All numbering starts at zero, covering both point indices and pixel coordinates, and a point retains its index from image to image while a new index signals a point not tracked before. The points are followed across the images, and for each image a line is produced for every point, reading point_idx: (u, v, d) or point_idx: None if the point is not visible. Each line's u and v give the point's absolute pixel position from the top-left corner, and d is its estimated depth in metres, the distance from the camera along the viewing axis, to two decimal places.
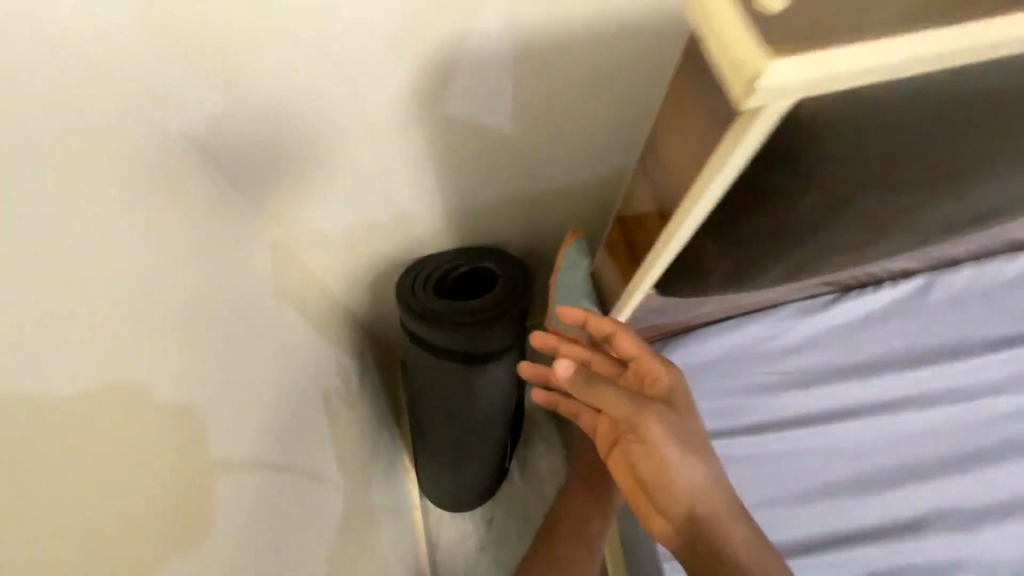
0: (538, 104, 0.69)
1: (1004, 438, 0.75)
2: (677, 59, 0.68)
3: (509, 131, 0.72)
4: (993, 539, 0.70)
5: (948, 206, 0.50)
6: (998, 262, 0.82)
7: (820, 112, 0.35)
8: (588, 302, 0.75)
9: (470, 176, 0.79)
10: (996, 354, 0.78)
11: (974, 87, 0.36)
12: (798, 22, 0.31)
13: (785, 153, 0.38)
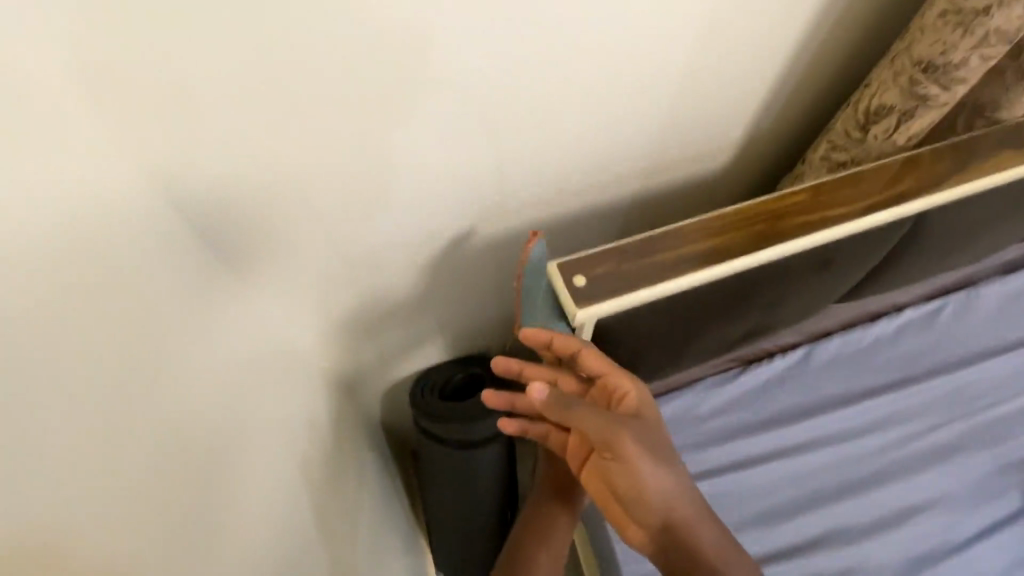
0: (518, 188, 0.72)
1: (912, 452, 0.98)
2: (635, 145, 0.74)
3: (485, 230, 0.77)
4: (918, 531, 0.92)
5: (786, 310, 0.72)
6: (859, 330, 1.07)
7: (635, 312, 0.62)
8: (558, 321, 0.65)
9: (455, 272, 0.84)
10: (886, 395, 1.02)
11: (743, 276, 0.62)
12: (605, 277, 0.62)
13: (630, 318, 0.63)
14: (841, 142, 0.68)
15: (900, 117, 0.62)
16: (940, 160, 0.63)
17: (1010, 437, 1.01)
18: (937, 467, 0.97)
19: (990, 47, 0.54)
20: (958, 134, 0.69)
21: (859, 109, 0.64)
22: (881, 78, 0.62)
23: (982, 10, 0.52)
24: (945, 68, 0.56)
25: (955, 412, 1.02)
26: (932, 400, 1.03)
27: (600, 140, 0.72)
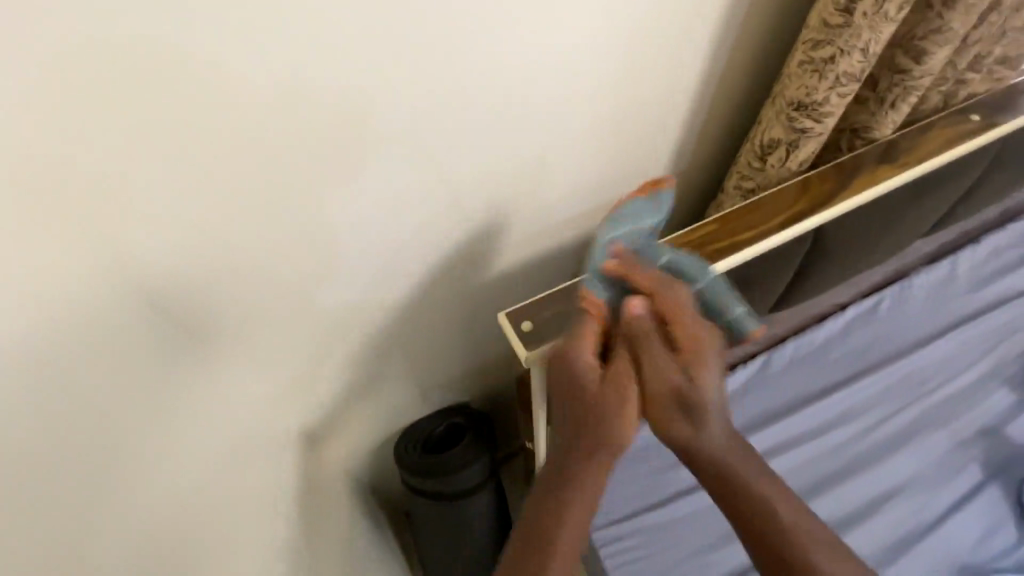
0: (459, 244, 0.79)
1: (879, 439, 1.03)
2: (559, 191, 0.81)
3: (435, 282, 0.82)
4: (897, 516, 0.95)
5: None
6: (809, 332, 1.13)
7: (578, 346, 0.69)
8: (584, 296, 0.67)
9: (419, 327, 0.88)
10: (843, 389, 1.07)
11: None
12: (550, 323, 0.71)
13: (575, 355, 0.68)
14: (743, 173, 0.74)
15: (785, 149, 0.67)
16: (823, 183, 0.69)
17: (964, 413, 1.06)
18: (901, 452, 1.01)
19: (845, 90, 0.60)
20: (842, 154, 0.74)
21: (753, 143, 0.70)
22: (766, 119, 0.68)
23: (829, 60, 0.58)
24: (811, 109, 0.62)
25: (909, 396, 1.07)
26: (885, 388, 1.08)
27: (528, 185, 0.78)
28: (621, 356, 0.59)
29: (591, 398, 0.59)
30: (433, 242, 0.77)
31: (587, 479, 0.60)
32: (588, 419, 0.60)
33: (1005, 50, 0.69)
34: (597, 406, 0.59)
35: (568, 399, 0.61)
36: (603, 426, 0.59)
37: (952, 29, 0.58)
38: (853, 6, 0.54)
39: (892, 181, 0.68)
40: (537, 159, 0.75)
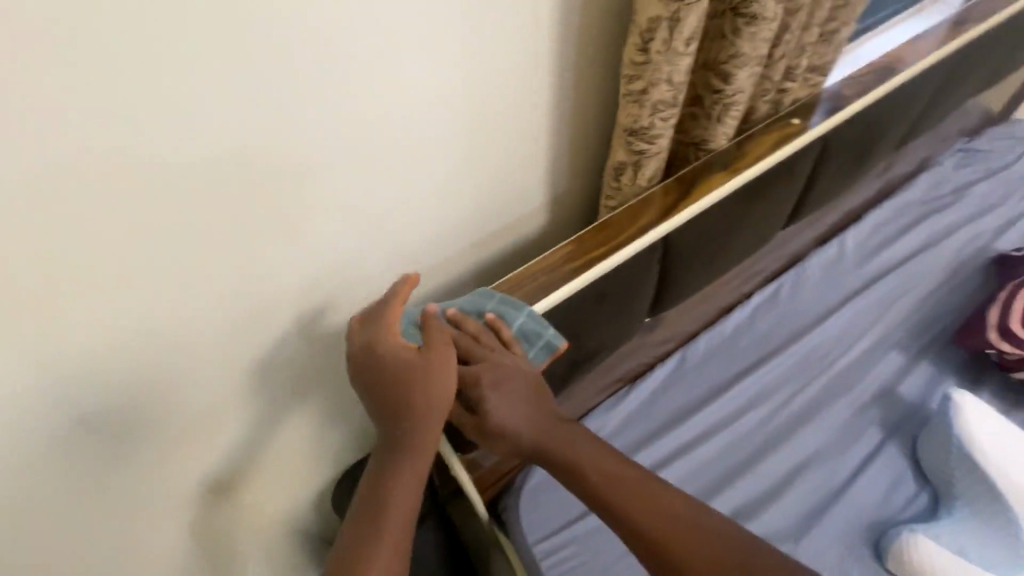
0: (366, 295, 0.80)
1: (791, 416, 1.09)
2: (459, 228, 0.83)
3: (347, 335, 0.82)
4: (812, 484, 1.01)
5: (614, 329, 0.83)
6: (718, 325, 1.21)
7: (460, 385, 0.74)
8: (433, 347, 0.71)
9: (341, 380, 0.87)
10: (755, 373, 1.14)
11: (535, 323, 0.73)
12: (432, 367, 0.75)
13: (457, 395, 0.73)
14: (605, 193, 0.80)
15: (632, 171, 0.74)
16: (670, 194, 0.76)
17: (861, 379, 1.14)
18: (808, 424, 1.08)
19: (665, 114, 0.68)
20: (689, 163, 0.81)
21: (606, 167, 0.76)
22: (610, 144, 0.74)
23: (643, 92, 0.65)
24: (641, 133, 0.69)
25: (811, 371, 1.14)
26: (790, 367, 1.15)
27: (429, 229, 0.79)
28: (434, 326, 0.63)
29: (399, 372, 0.61)
30: (339, 298, 0.76)
31: (416, 455, 0.61)
32: (398, 391, 0.60)
33: (810, 60, 0.79)
34: (407, 381, 0.60)
35: (367, 380, 0.62)
36: (427, 396, 0.60)
37: (742, 52, 0.66)
38: (648, 45, 0.61)
39: (728, 184, 0.76)
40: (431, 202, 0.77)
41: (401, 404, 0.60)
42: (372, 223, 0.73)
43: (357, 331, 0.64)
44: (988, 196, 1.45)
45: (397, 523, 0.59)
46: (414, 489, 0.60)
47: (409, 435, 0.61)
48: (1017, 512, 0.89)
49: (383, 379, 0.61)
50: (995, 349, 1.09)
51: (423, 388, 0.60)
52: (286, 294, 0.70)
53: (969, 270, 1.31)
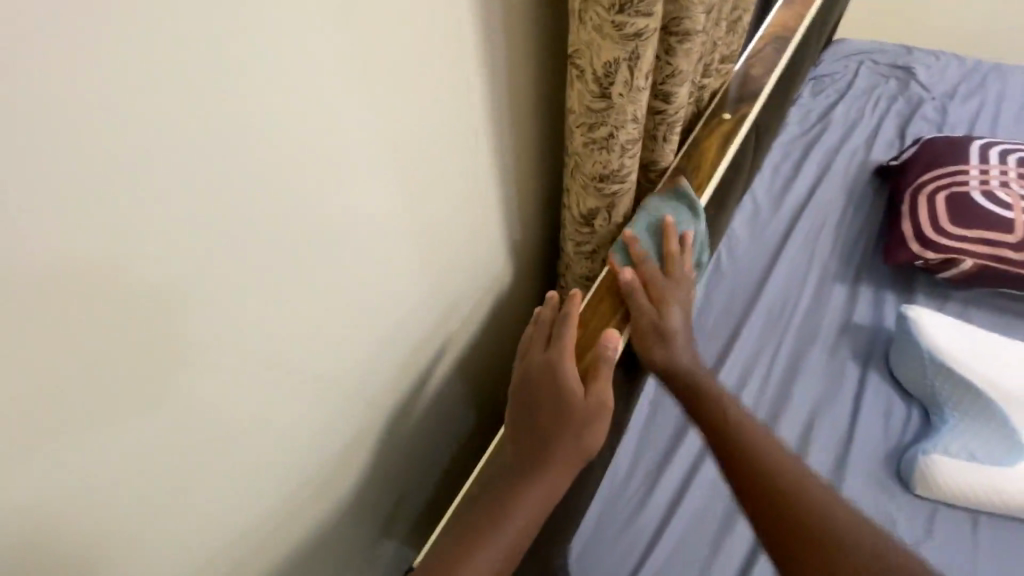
0: (310, 428, 0.65)
1: (780, 379, 1.11)
2: (391, 315, 0.71)
3: (293, 482, 0.66)
4: (825, 439, 1.03)
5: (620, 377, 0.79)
6: None
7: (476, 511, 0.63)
8: (513, 437, 0.67)
9: (298, 528, 0.71)
10: (736, 350, 1.14)
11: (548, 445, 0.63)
12: (465, 509, 0.65)
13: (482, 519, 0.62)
14: (578, 239, 0.76)
15: (606, 213, 0.71)
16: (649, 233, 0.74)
17: (822, 321, 1.19)
18: (796, 384, 1.10)
19: (633, 152, 0.64)
20: (647, 187, 0.79)
21: (574, 215, 0.73)
22: (575, 193, 0.70)
23: (610, 136, 0.60)
24: (612, 177, 0.65)
25: (779, 328, 1.18)
26: (760, 331, 1.18)
27: (359, 330, 0.66)
28: (607, 367, 0.65)
29: (564, 404, 0.64)
30: (276, 445, 0.61)
31: (546, 481, 0.62)
32: (559, 421, 0.63)
33: (723, 51, 0.77)
34: (567, 412, 0.63)
35: (533, 392, 0.66)
36: (585, 435, 0.63)
37: (681, 70, 0.62)
38: (608, 90, 0.57)
39: (699, 203, 0.74)
40: (359, 300, 0.63)
41: (556, 431, 0.63)
42: (310, 353, 0.60)
43: (540, 346, 0.69)
44: (848, 114, 1.58)
45: (511, 532, 0.60)
46: (538, 506, 0.62)
47: (546, 464, 0.63)
48: (994, 400, 0.98)
49: (544, 403, 0.65)
50: (920, 259, 1.15)
51: (576, 425, 0.63)
52: (253, 475, 0.59)
53: (862, 186, 1.41)
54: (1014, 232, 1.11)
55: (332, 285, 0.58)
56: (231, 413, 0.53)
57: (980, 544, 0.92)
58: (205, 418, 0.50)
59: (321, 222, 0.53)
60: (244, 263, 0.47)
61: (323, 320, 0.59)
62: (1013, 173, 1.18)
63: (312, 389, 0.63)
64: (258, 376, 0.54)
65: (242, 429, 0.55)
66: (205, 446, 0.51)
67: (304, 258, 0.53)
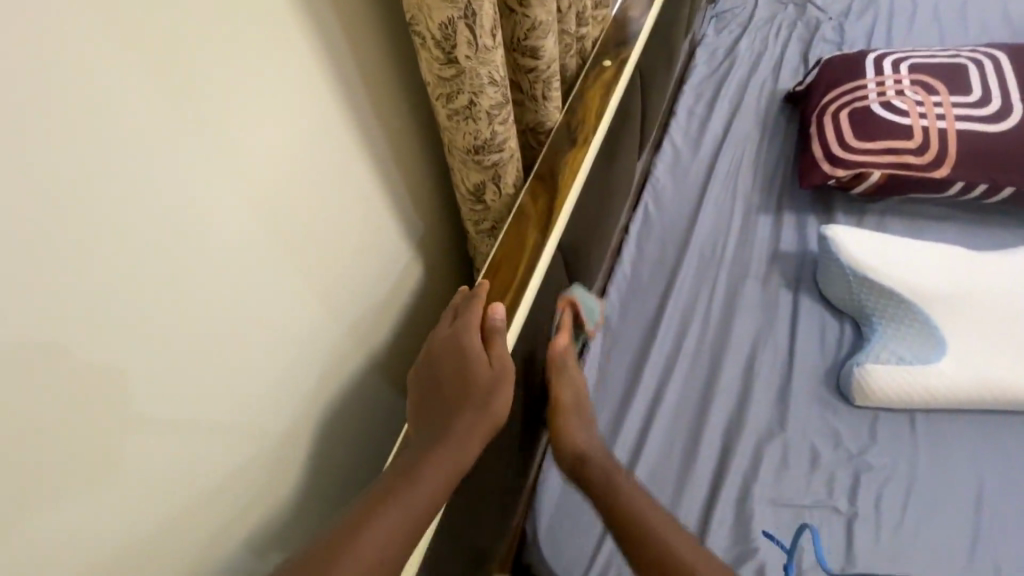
0: (219, 457, 0.61)
1: (718, 318, 1.13)
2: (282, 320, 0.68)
3: (215, 522, 0.62)
4: (766, 368, 1.05)
5: (536, 336, 0.80)
6: (617, 272, 1.21)
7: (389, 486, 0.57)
8: (426, 409, 0.65)
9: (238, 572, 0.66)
10: (672, 297, 1.15)
11: (468, 417, 0.62)
12: (373, 492, 0.57)
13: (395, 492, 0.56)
14: (474, 217, 0.78)
15: (492, 184, 0.73)
16: (543, 194, 0.76)
17: (752, 255, 1.20)
18: (735, 321, 1.11)
19: (500, 117, 0.66)
20: (537, 149, 0.83)
21: (463, 194, 0.75)
22: (457, 170, 0.72)
23: (470, 102, 0.62)
24: (486, 145, 0.67)
25: (711, 268, 1.19)
26: (695, 274, 1.18)
27: (246, 342, 0.63)
28: (502, 338, 0.67)
29: (472, 371, 0.64)
30: (184, 482, 0.57)
31: (452, 444, 0.60)
32: (463, 386, 0.64)
33: (581, 10, 0.80)
34: (471, 379, 0.64)
35: (442, 362, 0.66)
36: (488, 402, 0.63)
37: (539, 20, 0.65)
38: (452, 54, 0.58)
39: (589, 155, 0.78)
40: (234, 307, 0.61)
41: (462, 397, 0.63)
42: (200, 371, 0.58)
43: (446, 321, 0.70)
44: (752, 46, 1.59)
45: (421, 492, 0.56)
46: (446, 467, 0.58)
47: (453, 428, 0.62)
48: (914, 302, 1.02)
49: (449, 372, 0.65)
50: (832, 178, 1.18)
51: (481, 392, 0.63)
52: (165, 518, 0.55)
53: (774, 115, 1.43)
54: (914, 138, 1.14)
55: (199, 294, 0.56)
56: (123, 446, 0.50)
57: (920, 441, 0.96)
58: (77, 457, 0.46)
59: (176, 228, 0.53)
60: (71, 279, 0.44)
61: (203, 334, 0.57)
62: (907, 80, 1.20)
63: (217, 406, 0.60)
64: (140, 399, 0.51)
65: (136, 464, 0.51)
66: (84, 485, 0.47)
67: (163, 266, 0.52)
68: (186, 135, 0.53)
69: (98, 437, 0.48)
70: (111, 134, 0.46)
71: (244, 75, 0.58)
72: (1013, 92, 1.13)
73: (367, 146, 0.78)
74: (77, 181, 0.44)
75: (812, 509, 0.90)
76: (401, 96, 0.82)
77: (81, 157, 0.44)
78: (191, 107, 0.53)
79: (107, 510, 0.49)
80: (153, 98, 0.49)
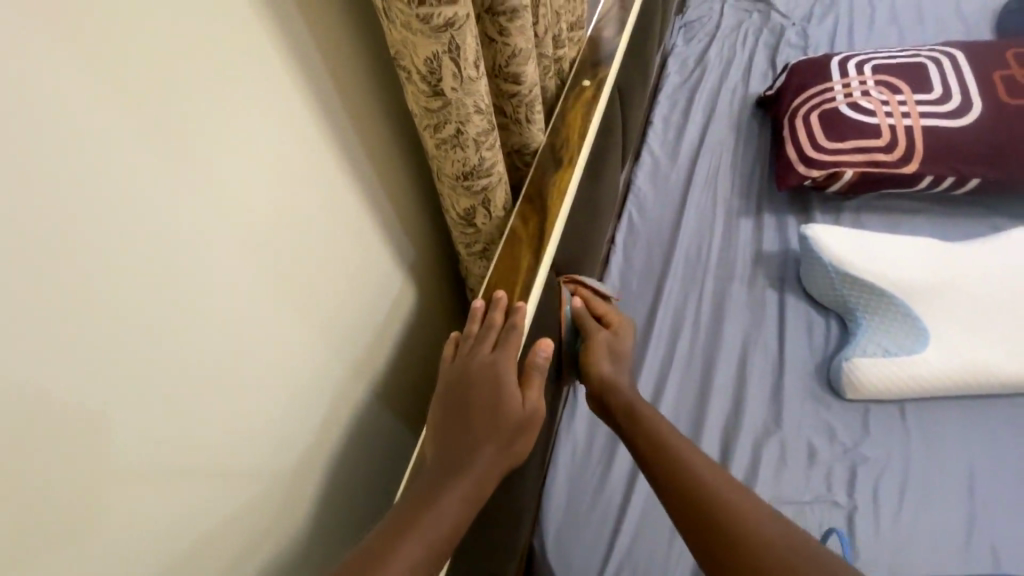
0: (225, 497, 0.61)
1: (709, 322, 1.15)
2: (280, 352, 0.68)
3: (223, 564, 0.61)
4: (758, 367, 1.07)
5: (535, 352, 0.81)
6: (607, 282, 1.22)
7: (404, 515, 0.57)
8: (445, 435, 0.65)
9: None
10: (661, 303, 1.17)
11: (486, 450, 0.62)
12: (388, 522, 0.56)
13: (409, 520, 0.56)
14: (465, 240, 0.79)
15: (482, 208, 0.74)
16: (533, 216, 0.77)
17: (736, 257, 1.23)
18: (725, 322, 1.13)
19: (487, 143, 0.67)
20: (522, 170, 0.85)
21: (454, 218, 0.75)
22: (447, 196, 0.73)
23: (458, 131, 0.64)
24: (474, 172, 0.68)
25: (699, 272, 1.21)
26: (683, 280, 1.21)
27: (247, 377, 0.63)
28: (529, 374, 0.68)
29: (495, 401, 0.65)
30: (191, 524, 0.56)
31: (473, 478, 0.60)
32: (491, 419, 0.64)
33: (557, 33, 0.82)
34: (501, 413, 0.64)
35: (463, 389, 0.66)
36: (509, 439, 0.64)
37: (520, 48, 0.67)
38: (439, 87, 0.59)
39: (575, 174, 0.79)
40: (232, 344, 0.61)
41: (488, 429, 0.63)
42: (204, 411, 0.57)
43: (470, 347, 0.70)
44: (722, 54, 1.63)
45: (443, 526, 0.56)
46: (465, 503, 0.59)
47: (474, 461, 0.62)
48: (896, 295, 1.05)
49: (477, 402, 0.65)
50: (808, 178, 1.21)
51: (508, 427, 0.64)
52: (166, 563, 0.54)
53: (747, 120, 1.47)
54: (883, 136, 1.18)
55: (191, 333, 0.55)
56: (129, 493, 0.50)
57: (911, 430, 0.98)
58: (82, 505, 0.46)
59: (166, 263, 0.53)
60: (74, 324, 0.45)
61: (200, 375, 0.57)
62: (872, 81, 1.24)
63: (215, 444, 0.59)
64: (146, 444, 0.51)
65: (141, 507, 0.51)
66: (89, 535, 0.46)
67: (153, 303, 0.51)
68: (172, 170, 0.53)
69: (103, 483, 0.47)
70: (95, 175, 0.46)
71: (227, 108, 0.58)
72: (972, 88, 1.18)
73: (355, 173, 0.78)
74: (66, 224, 0.44)
75: (813, 505, 0.92)
76: (386, 124, 0.83)
77: (66, 201, 0.44)
78: (175, 143, 0.53)
79: (107, 561, 0.48)
80: (136, 134, 0.49)
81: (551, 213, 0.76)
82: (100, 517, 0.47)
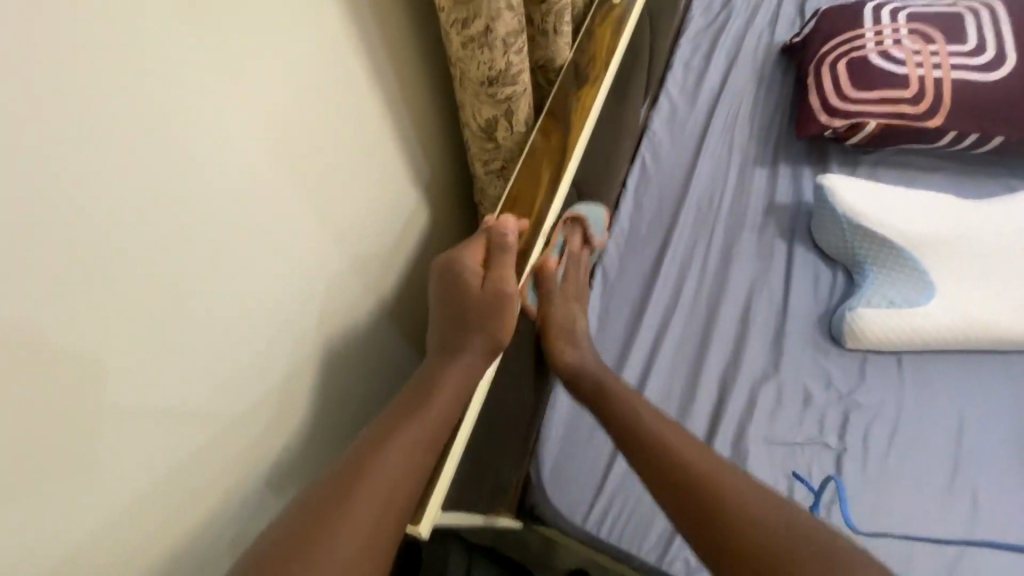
0: (233, 403, 0.62)
1: (716, 269, 1.14)
2: (291, 260, 0.67)
3: (227, 459, 0.63)
4: (761, 314, 1.08)
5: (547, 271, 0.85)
6: (617, 224, 1.21)
7: (402, 406, 0.65)
8: (436, 333, 0.72)
9: (248, 503, 0.67)
10: (670, 249, 1.16)
11: (470, 341, 0.69)
12: (391, 414, 0.64)
13: (405, 411, 0.64)
14: (483, 157, 0.78)
15: (504, 120, 0.73)
16: (555, 132, 0.79)
17: (748, 207, 1.22)
18: (732, 270, 1.13)
19: (516, 48, 0.67)
20: (545, 89, 0.85)
21: (475, 131, 0.75)
22: (470, 105, 0.72)
23: (487, 30, 0.63)
24: (500, 78, 0.68)
25: (709, 219, 1.20)
26: (692, 225, 1.20)
27: (258, 282, 0.63)
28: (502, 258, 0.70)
29: (468, 297, 0.69)
30: (199, 420, 0.58)
31: (460, 372, 0.68)
32: (471, 313, 0.69)
33: None
34: (474, 306, 0.69)
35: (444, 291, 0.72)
36: (489, 322, 0.68)
37: None
38: None
39: (599, 94, 0.81)
40: (247, 243, 0.61)
41: (464, 323, 0.69)
42: (215, 309, 0.58)
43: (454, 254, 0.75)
44: None
45: (437, 411, 0.64)
46: (457, 389, 0.67)
47: (462, 353, 0.69)
48: (906, 249, 1.05)
49: (454, 300, 0.70)
50: (829, 129, 1.19)
51: (481, 318, 0.69)
52: (180, 462, 0.57)
53: (771, 66, 1.42)
54: (911, 87, 1.15)
55: (198, 242, 0.55)
56: (135, 385, 0.51)
57: (906, 381, 1.00)
58: (99, 391, 0.47)
59: (176, 179, 0.51)
60: (87, 214, 0.44)
61: (207, 278, 0.56)
62: (905, 29, 1.20)
63: (225, 366, 0.61)
64: (156, 335, 0.52)
65: (151, 402, 0.52)
66: (101, 419, 0.48)
67: (157, 222, 0.50)
68: (188, 84, 0.51)
69: (114, 375, 0.49)
70: (97, 94, 0.44)
71: (243, 18, 0.55)
72: (1008, 42, 1.14)
73: (368, 81, 0.75)
74: (62, 136, 0.42)
75: (803, 446, 0.94)
76: (404, 35, 0.79)
77: (80, 89, 0.43)
78: (186, 59, 0.50)
79: (118, 452, 0.50)
80: (139, 46, 0.46)
81: (575, 127, 0.79)
82: (103, 437, 0.48)
